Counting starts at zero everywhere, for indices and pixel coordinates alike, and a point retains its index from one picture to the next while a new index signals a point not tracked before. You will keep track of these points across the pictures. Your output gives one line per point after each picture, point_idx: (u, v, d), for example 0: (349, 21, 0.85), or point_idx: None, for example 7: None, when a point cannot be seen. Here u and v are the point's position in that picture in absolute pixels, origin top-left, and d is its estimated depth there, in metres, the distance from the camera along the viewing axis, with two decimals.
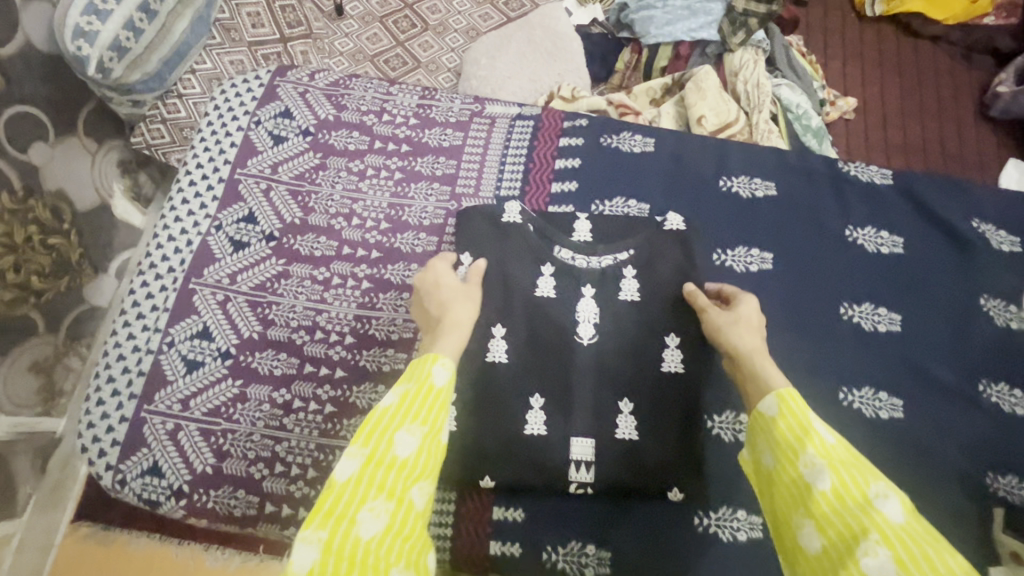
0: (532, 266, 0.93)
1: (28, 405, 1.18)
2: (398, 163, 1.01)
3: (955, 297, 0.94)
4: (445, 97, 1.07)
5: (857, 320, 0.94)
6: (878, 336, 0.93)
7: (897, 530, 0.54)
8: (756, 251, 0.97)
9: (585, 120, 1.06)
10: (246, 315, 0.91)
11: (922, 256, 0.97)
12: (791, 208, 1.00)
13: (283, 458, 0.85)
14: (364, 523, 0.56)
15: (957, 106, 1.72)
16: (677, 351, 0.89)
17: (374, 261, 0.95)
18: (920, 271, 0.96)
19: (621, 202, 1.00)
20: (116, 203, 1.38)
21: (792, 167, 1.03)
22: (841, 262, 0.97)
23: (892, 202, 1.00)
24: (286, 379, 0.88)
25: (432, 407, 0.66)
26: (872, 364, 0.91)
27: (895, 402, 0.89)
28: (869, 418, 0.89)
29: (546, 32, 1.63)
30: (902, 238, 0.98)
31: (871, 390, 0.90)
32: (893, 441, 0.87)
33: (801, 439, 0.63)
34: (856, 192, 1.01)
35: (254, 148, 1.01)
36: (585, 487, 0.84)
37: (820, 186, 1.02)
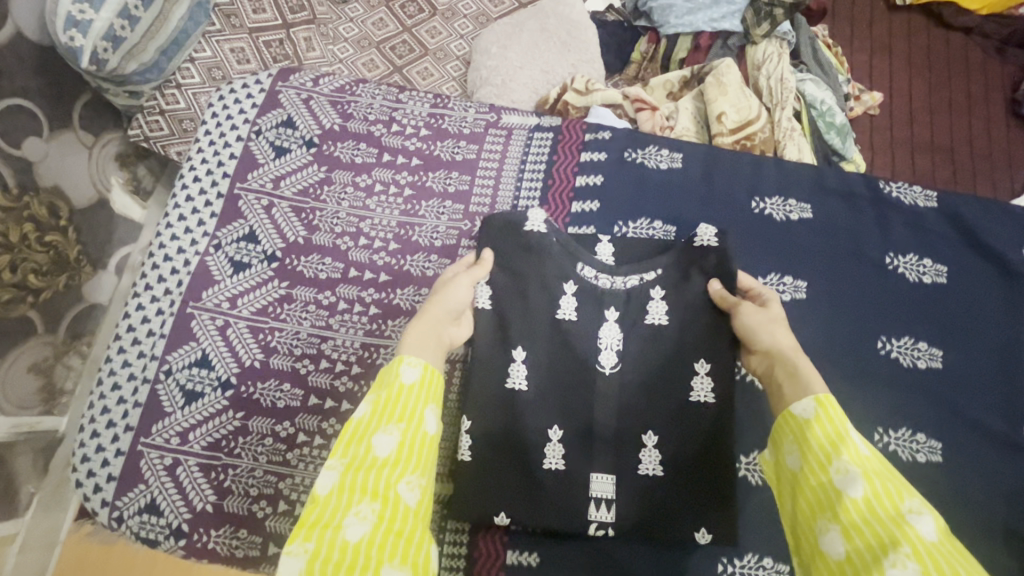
0: (551, 291, 0.87)
1: (28, 406, 1.14)
2: (408, 178, 0.95)
3: (996, 329, 0.89)
4: (458, 105, 1.00)
5: (895, 355, 0.88)
6: (917, 373, 0.87)
7: (932, 548, 0.48)
8: (789, 279, 0.91)
9: (608, 132, 0.99)
10: (248, 342, 0.86)
11: (965, 286, 0.91)
12: (828, 231, 0.94)
13: (287, 496, 0.80)
14: (351, 527, 0.53)
15: (987, 103, 1.63)
16: (709, 379, 0.83)
17: (383, 284, 0.90)
18: (963, 303, 0.90)
19: (645, 223, 0.94)
20: (114, 196, 1.32)
21: (829, 185, 0.97)
22: (880, 292, 0.91)
23: (935, 227, 0.94)
24: (289, 412, 0.84)
25: (407, 404, 0.63)
26: (910, 403, 0.86)
27: (934, 445, 0.84)
28: (905, 461, 0.84)
29: (562, 17, 1.54)
30: (944, 266, 0.92)
31: (908, 431, 0.85)
32: (930, 486, 0.83)
33: (835, 445, 0.59)
34: (899, 215, 0.95)
35: (255, 160, 0.95)
36: (605, 528, 0.80)
37: (858, 206, 0.96)
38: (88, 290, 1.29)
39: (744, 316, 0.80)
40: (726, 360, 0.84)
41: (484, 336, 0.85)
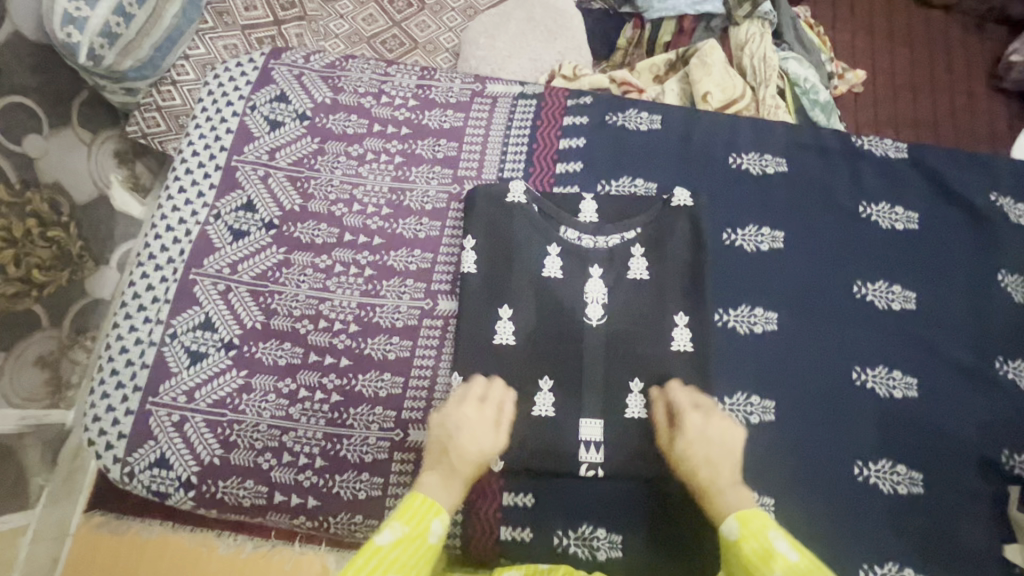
0: (537, 246, 0.91)
1: (36, 399, 1.17)
2: (398, 146, 0.99)
3: (967, 271, 0.93)
4: (444, 77, 1.04)
5: (871, 298, 0.92)
6: (892, 314, 0.91)
7: None
8: (767, 230, 0.95)
9: (589, 98, 1.03)
10: (248, 304, 0.90)
11: (935, 232, 0.95)
12: (803, 184, 0.98)
13: (290, 447, 0.84)
14: None
15: (970, 77, 1.67)
16: (686, 330, 0.87)
17: (376, 247, 0.93)
18: (934, 247, 0.94)
19: (628, 181, 0.97)
20: (114, 192, 1.36)
21: (804, 143, 1.01)
22: (854, 240, 0.95)
23: (906, 178, 0.98)
24: (291, 369, 0.87)
25: (417, 561, 0.68)
26: (886, 343, 0.90)
27: (909, 381, 0.88)
28: (882, 398, 0.87)
29: (547, 6, 1.58)
30: (916, 214, 0.96)
31: (884, 369, 0.88)
32: (907, 421, 0.86)
33: (765, 560, 0.65)
34: (872, 167, 0.99)
35: (250, 133, 0.99)
36: (596, 468, 0.83)
37: (831, 161, 0.99)
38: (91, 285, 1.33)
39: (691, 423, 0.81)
40: (707, 308, 0.88)
41: (475, 291, 0.89)
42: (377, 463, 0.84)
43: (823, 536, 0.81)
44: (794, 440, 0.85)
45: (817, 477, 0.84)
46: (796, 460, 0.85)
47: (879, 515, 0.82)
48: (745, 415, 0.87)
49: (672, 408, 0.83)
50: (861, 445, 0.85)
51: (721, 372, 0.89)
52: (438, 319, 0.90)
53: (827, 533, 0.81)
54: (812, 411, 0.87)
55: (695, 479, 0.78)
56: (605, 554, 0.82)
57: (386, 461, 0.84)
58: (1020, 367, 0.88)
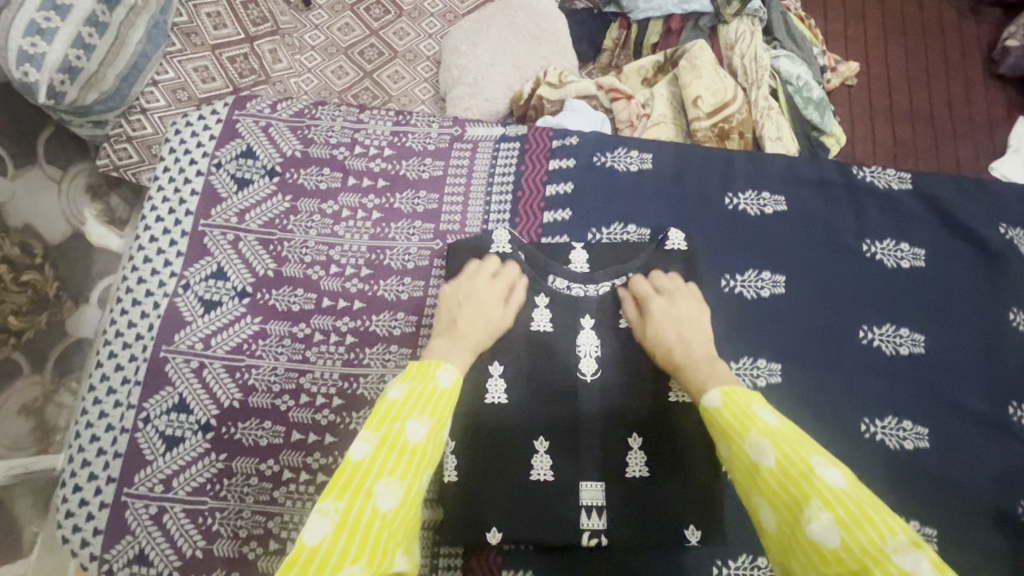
0: (526, 300, 0.87)
1: (22, 447, 1.10)
2: (375, 201, 0.93)
3: (978, 310, 0.89)
4: (421, 121, 0.98)
5: (878, 343, 0.88)
6: (900, 360, 0.87)
7: (839, 494, 0.53)
8: (767, 274, 0.90)
9: (575, 137, 0.97)
10: (224, 382, 0.85)
11: (943, 269, 0.90)
12: (803, 222, 0.93)
13: (276, 534, 0.80)
14: (382, 496, 0.58)
15: (965, 65, 1.62)
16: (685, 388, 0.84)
17: (357, 312, 0.88)
18: (943, 286, 0.90)
19: (618, 227, 0.92)
20: (89, 228, 1.30)
21: (803, 176, 0.96)
22: (859, 281, 0.90)
23: (912, 210, 0.94)
24: (273, 449, 0.83)
25: (436, 404, 0.68)
26: (895, 391, 0.86)
27: (920, 431, 0.84)
28: (893, 450, 0.84)
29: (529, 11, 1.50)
30: (922, 251, 0.91)
31: (894, 419, 0.85)
32: (919, 474, 0.83)
33: (744, 424, 0.63)
34: (875, 201, 0.94)
35: (217, 194, 0.92)
36: (598, 535, 0.79)
37: (832, 195, 0.94)
38: (71, 326, 1.26)
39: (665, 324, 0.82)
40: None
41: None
42: None
43: None
44: None
45: None
46: None
47: None
48: None
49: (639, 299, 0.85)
50: None
51: None
52: None
53: None
54: None
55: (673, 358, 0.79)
56: None
57: None
58: None
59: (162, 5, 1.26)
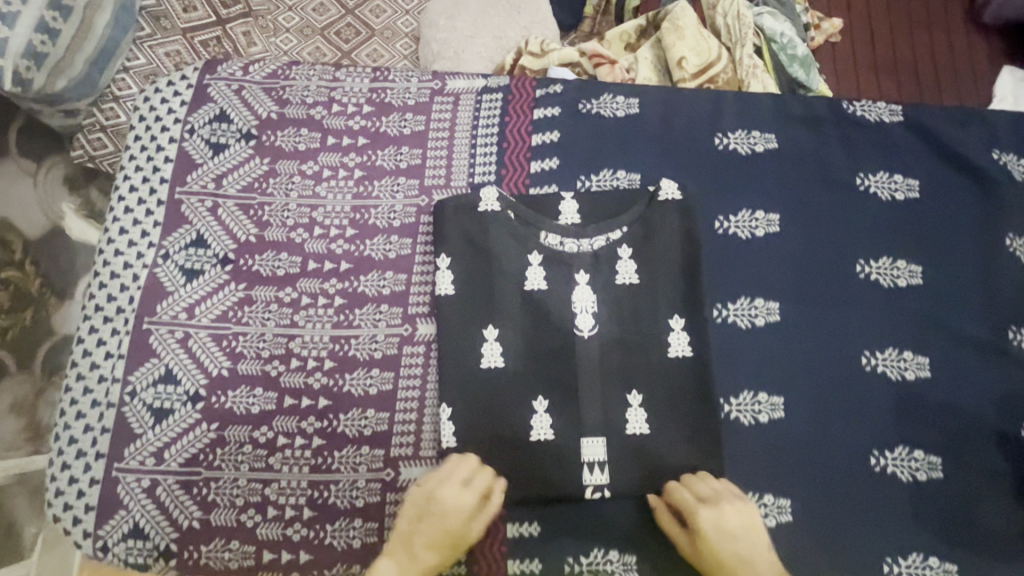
0: (517, 257, 0.84)
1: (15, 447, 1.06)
2: (356, 160, 0.90)
3: (974, 238, 0.88)
4: (399, 76, 0.95)
5: (875, 277, 0.86)
6: (899, 292, 0.86)
7: None
8: (761, 214, 0.89)
9: (559, 86, 0.95)
10: (211, 351, 0.82)
11: (937, 199, 0.89)
12: (795, 160, 0.91)
13: (274, 501, 0.78)
14: None
15: (948, 14, 1.59)
16: (684, 334, 0.82)
17: (344, 273, 0.86)
18: (939, 215, 0.88)
19: (608, 175, 0.90)
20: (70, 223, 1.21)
21: (793, 114, 0.94)
22: (853, 214, 0.89)
23: (904, 143, 0.92)
24: (266, 416, 0.81)
25: None
26: (894, 323, 0.85)
27: (921, 361, 0.83)
28: (894, 381, 0.83)
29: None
30: (916, 182, 0.90)
31: (895, 350, 0.84)
32: (921, 403, 0.82)
33: None
34: (867, 134, 0.92)
35: (192, 161, 0.89)
36: (602, 490, 0.78)
37: (823, 132, 0.93)
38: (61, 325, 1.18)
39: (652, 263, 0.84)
40: (703, 307, 0.82)
41: (454, 313, 0.82)
42: (370, 507, 0.78)
43: (844, 532, 0.78)
44: (808, 434, 0.81)
45: (834, 470, 0.80)
46: (811, 458, 0.80)
47: (900, 506, 0.79)
48: (754, 415, 0.82)
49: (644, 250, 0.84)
50: (877, 432, 0.81)
51: (723, 371, 0.83)
52: (418, 346, 0.83)
53: (850, 529, 0.78)
54: (824, 403, 0.82)
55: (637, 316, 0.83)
56: None
57: (378, 504, 0.79)
58: None
59: None
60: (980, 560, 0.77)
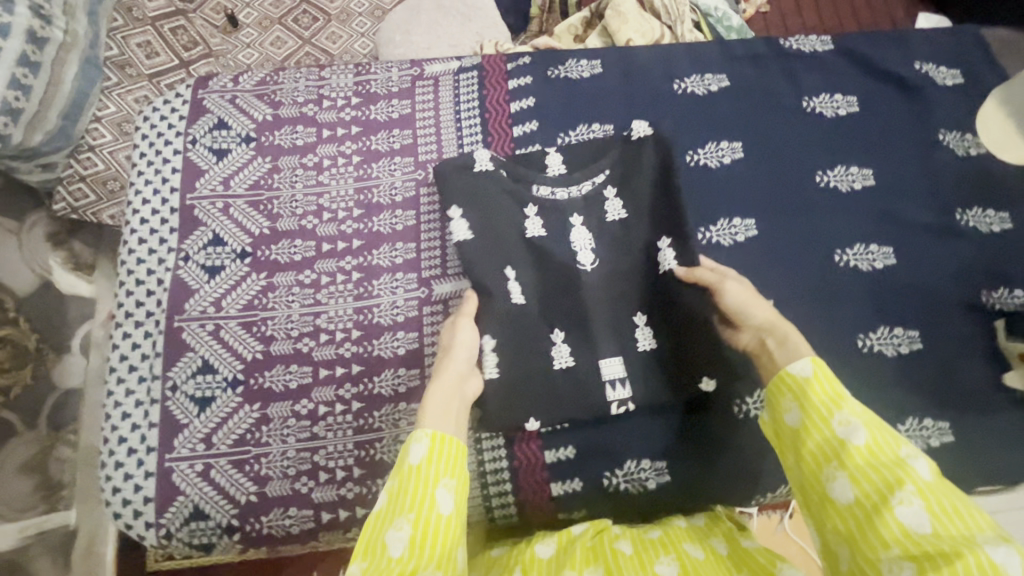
0: (516, 209, 0.92)
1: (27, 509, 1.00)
2: (353, 147, 0.97)
3: (911, 138, 0.99)
4: (381, 68, 1.03)
5: (834, 183, 0.96)
6: (856, 194, 0.96)
7: (857, 455, 0.58)
8: (725, 144, 0.98)
9: (527, 59, 1.04)
10: (243, 337, 0.87)
11: (876, 110, 1.00)
12: (746, 93, 1.01)
13: (324, 466, 0.83)
14: (393, 539, 0.62)
15: None
16: (673, 251, 0.88)
17: (357, 250, 0.92)
18: (879, 122, 1.00)
19: (584, 129, 0.99)
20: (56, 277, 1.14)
21: (736, 55, 1.04)
22: (805, 133, 0.99)
23: (837, 66, 1.03)
24: (304, 389, 0.85)
25: (416, 490, 0.65)
26: (857, 221, 0.95)
27: (886, 251, 0.93)
28: (866, 271, 0.92)
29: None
30: (855, 98, 1.01)
31: (862, 245, 0.93)
32: (892, 288, 0.91)
33: (836, 402, 0.62)
34: (806, 64, 1.04)
35: (197, 168, 0.95)
36: (625, 404, 0.85)
37: (766, 69, 1.03)
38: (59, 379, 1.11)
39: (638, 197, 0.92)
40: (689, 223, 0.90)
41: (470, 264, 0.89)
42: None
43: None
44: (800, 328, 0.89)
45: (829, 357, 0.88)
46: (808, 349, 0.88)
47: (891, 377, 0.87)
48: None
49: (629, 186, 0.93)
50: (859, 318, 0.90)
51: None
52: (437, 303, 0.89)
53: None
54: (809, 299, 0.91)
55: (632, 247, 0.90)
56: (654, 482, 0.84)
57: None
58: (979, 213, 0.95)
59: (89, 39, 1.30)
60: (967, 412, 0.86)
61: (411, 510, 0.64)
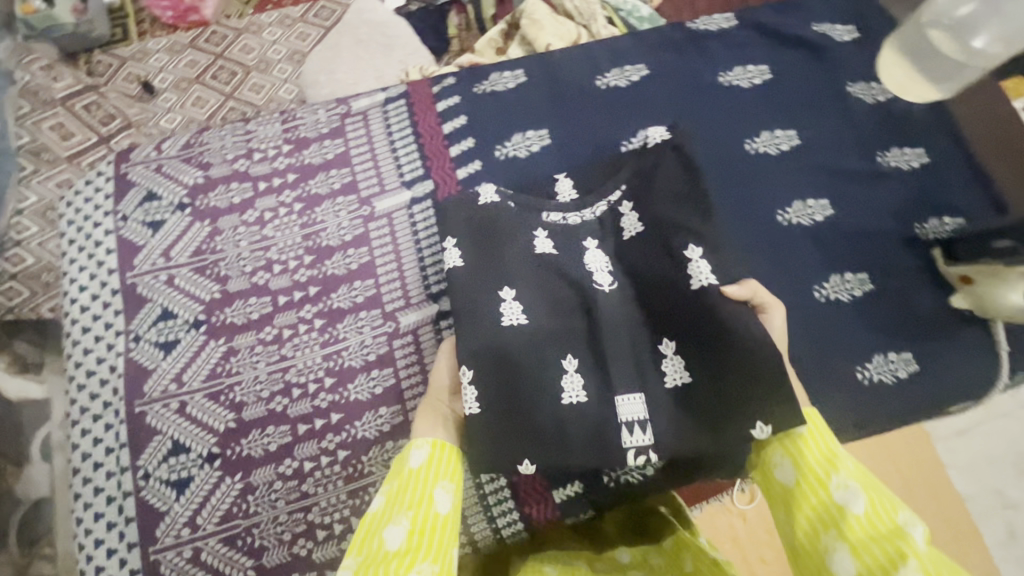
0: (511, 229, 0.84)
1: None
2: (293, 195, 0.95)
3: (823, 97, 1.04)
4: (308, 113, 1.02)
5: (765, 149, 1.01)
6: (785, 155, 1.00)
7: (855, 522, 0.55)
8: (654, 131, 1.01)
9: (451, 78, 1.05)
10: (212, 410, 0.84)
11: (790, 73, 1.06)
12: (670, 76, 1.05)
13: (319, 522, 0.80)
14: (391, 534, 0.63)
15: None
16: (634, 214, 0.84)
17: (314, 297, 0.90)
18: (793, 83, 1.05)
19: (521, 140, 1.00)
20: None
21: (651, 48, 1.08)
22: (730, 103, 1.04)
23: (749, 39, 1.09)
24: (285, 450, 0.83)
25: (416, 490, 0.67)
26: (800, 183, 0.99)
27: (824, 204, 0.98)
28: (809, 227, 0.96)
29: (362, 18, 1.52)
30: (768, 69, 1.06)
31: (800, 201, 0.98)
32: (837, 237, 0.96)
33: (830, 464, 0.60)
34: (719, 41, 1.08)
35: (132, 245, 0.92)
36: (645, 455, 0.71)
37: (685, 58, 1.07)
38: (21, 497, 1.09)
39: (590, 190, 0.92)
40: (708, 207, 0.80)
41: (465, 285, 0.79)
42: None
43: (821, 362, 0.89)
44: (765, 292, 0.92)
45: (793, 312, 0.91)
46: None
47: (855, 319, 0.91)
48: None
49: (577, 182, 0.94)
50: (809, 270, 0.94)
51: None
52: (406, 336, 0.88)
53: (824, 354, 0.89)
54: (761, 258, 0.94)
55: (598, 245, 0.85)
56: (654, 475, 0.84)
57: None
58: (899, 153, 1.01)
59: None
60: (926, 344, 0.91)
61: (409, 508, 0.65)
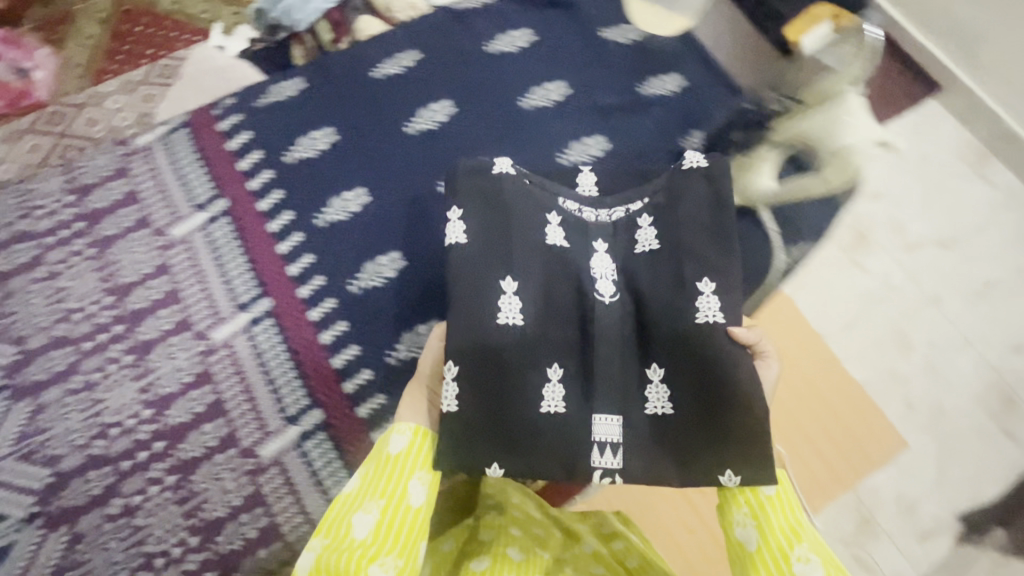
0: (535, 210, 0.77)
1: None
2: (84, 251, 1.01)
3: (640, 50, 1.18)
4: (89, 156, 1.06)
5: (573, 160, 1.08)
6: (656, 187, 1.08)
7: None
8: (591, 141, 1.10)
9: (302, 78, 1.12)
10: (21, 470, 0.91)
11: (699, 89, 1.17)
12: (681, 104, 1.14)
13: (157, 558, 0.89)
14: (360, 522, 0.63)
15: None
16: (714, 298, 0.72)
17: (166, 330, 0.98)
18: (699, 98, 1.16)
19: (424, 115, 1.09)
20: None
21: (510, 14, 1.18)
22: (635, 127, 1.12)
23: (680, 55, 1.19)
24: (110, 490, 0.91)
25: (392, 477, 0.67)
26: None
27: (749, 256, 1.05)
28: None
29: (203, 67, 1.19)
30: (680, 76, 1.17)
31: None
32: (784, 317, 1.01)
33: (795, 534, 0.64)
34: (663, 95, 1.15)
35: (21, 269, 0.99)
36: (612, 475, 0.71)
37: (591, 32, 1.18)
38: None
39: (677, 225, 0.76)
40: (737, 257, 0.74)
41: (468, 263, 0.73)
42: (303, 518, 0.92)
43: None
44: None
45: None
46: None
47: None
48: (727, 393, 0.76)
49: (665, 209, 0.78)
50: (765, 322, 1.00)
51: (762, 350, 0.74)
52: None
53: None
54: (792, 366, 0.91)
55: (659, 295, 0.74)
56: None
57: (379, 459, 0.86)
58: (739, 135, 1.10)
59: None
60: None
61: (381, 496, 0.65)
